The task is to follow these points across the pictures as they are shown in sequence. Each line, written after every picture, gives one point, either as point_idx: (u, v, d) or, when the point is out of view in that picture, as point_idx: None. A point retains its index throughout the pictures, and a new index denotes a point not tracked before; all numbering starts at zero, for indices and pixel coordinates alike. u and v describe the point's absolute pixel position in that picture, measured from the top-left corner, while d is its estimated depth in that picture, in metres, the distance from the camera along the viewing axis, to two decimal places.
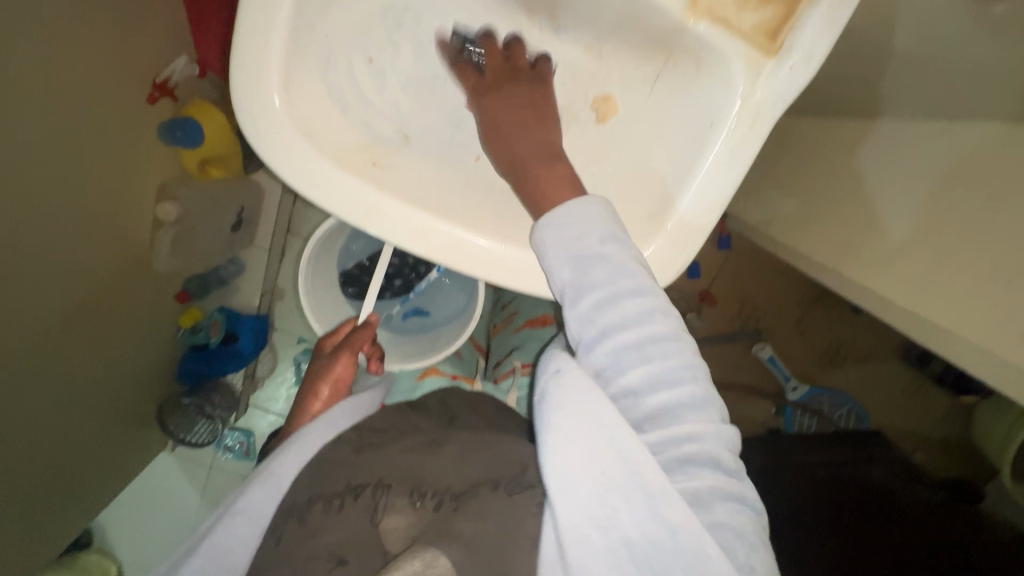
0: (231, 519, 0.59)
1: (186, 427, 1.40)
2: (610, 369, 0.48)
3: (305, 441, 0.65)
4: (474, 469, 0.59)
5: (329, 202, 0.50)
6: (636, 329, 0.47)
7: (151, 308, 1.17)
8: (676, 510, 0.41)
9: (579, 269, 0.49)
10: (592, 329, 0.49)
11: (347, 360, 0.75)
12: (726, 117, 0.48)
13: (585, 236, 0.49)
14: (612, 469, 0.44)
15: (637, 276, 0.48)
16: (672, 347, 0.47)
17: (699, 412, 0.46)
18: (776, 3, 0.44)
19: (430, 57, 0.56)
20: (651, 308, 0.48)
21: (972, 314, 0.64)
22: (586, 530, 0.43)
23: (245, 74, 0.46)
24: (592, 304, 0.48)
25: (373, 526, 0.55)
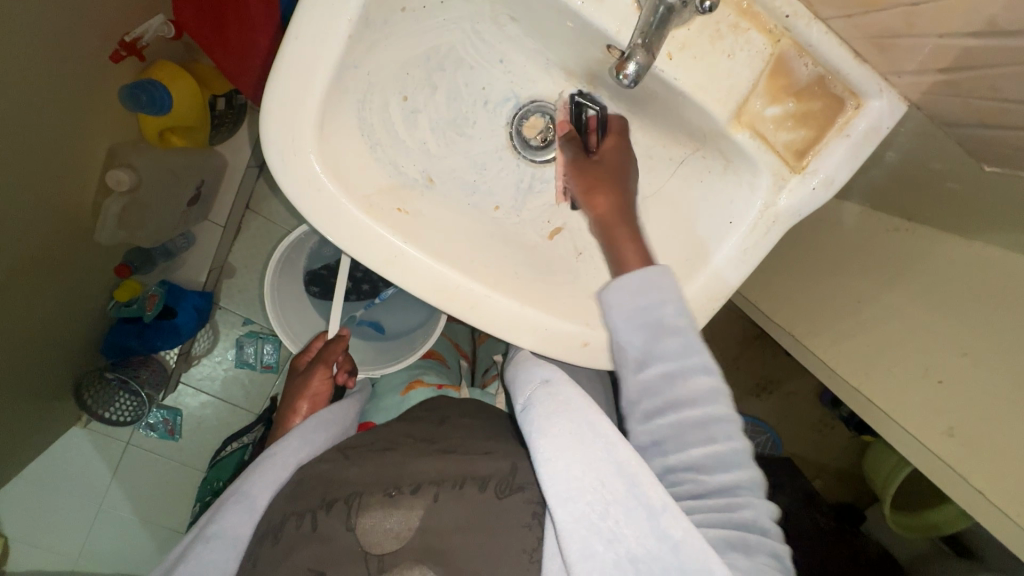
0: (204, 545, 0.55)
1: (104, 401, 1.21)
2: (669, 443, 0.48)
3: (278, 459, 0.61)
4: (458, 462, 0.56)
5: (359, 252, 0.50)
6: (701, 408, 0.47)
7: (87, 281, 1.05)
8: (677, 526, 0.42)
9: (650, 339, 0.50)
10: (656, 398, 0.49)
11: (322, 375, 0.77)
12: (745, 217, 0.50)
13: (663, 308, 0.50)
14: (613, 484, 0.46)
15: (704, 355, 0.49)
16: (730, 428, 0.47)
17: (749, 491, 0.46)
18: (810, 126, 0.47)
19: (463, 101, 0.56)
20: (716, 387, 0.48)
21: (906, 402, 0.68)
22: (592, 543, 0.44)
23: (282, 112, 0.45)
24: (659, 376, 0.49)
25: (350, 533, 0.51)
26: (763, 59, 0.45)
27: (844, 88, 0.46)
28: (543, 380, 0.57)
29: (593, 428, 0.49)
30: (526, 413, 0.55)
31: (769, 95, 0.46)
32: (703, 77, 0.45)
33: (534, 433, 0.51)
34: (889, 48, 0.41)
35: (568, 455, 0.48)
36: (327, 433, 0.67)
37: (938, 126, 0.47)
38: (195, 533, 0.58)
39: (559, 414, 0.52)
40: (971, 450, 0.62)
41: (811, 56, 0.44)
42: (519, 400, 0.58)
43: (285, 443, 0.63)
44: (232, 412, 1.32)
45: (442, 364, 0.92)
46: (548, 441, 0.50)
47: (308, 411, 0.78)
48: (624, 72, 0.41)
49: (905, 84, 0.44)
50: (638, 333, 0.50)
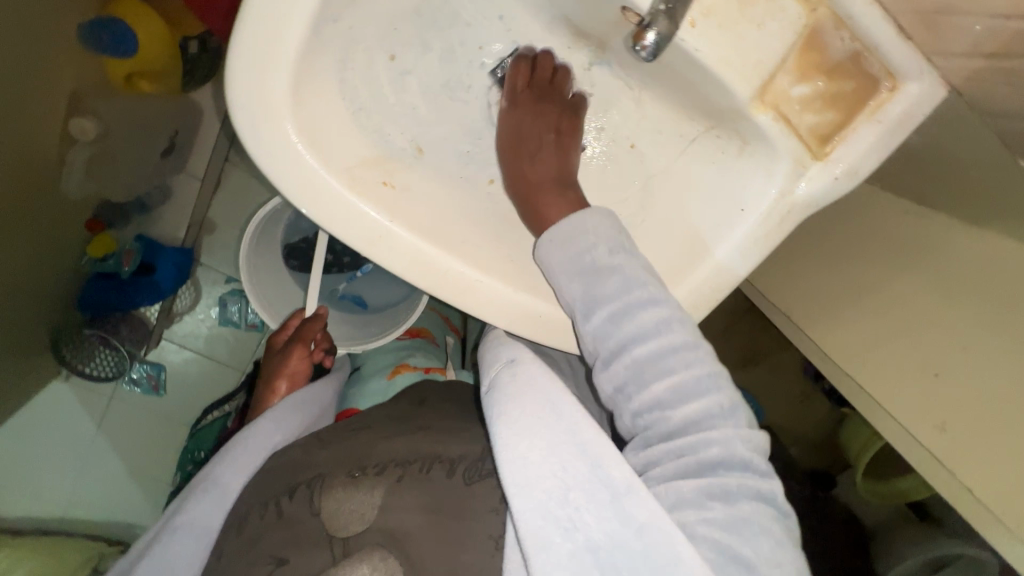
0: (171, 536, 0.54)
1: (86, 355, 1.16)
2: (630, 387, 0.45)
3: (249, 444, 0.59)
4: (429, 442, 0.55)
5: (341, 229, 0.45)
6: (657, 341, 0.44)
7: (55, 235, 0.99)
8: (643, 508, 0.38)
9: (588, 283, 0.47)
10: (607, 343, 0.46)
11: (300, 353, 0.76)
12: (757, 206, 0.47)
13: (593, 249, 0.47)
14: (574, 466, 0.41)
15: (649, 285, 0.46)
16: (694, 356, 0.44)
17: (720, 421, 0.42)
18: (838, 108, 0.43)
19: (457, 62, 0.50)
20: (666, 316, 0.45)
21: (902, 392, 0.68)
22: (549, 533, 0.40)
23: (249, 70, 0.40)
24: (606, 315, 0.46)
25: (316, 517, 0.50)
26: (796, 30, 0.40)
27: (881, 67, 0.41)
28: (508, 360, 0.53)
29: (556, 408, 0.45)
30: (489, 395, 0.50)
31: (799, 72, 0.42)
32: (728, 52, 0.40)
33: (495, 418, 0.46)
34: (938, 27, 0.37)
35: (524, 437, 0.43)
36: (302, 416, 0.65)
37: (976, 112, 0.43)
38: (163, 522, 0.57)
39: (524, 398, 0.47)
40: (955, 445, 0.63)
41: (850, 28, 0.39)
42: (484, 381, 0.53)
43: (258, 428, 0.61)
44: (216, 370, 1.27)
45: (430, 343, 0.89)
46: (507, 423, 0.45)
47: (287, 389, 0.77)
48: (642, 44, 0.39)
49: (950, 68, 0.39)
50: (578, 279, 0.47)
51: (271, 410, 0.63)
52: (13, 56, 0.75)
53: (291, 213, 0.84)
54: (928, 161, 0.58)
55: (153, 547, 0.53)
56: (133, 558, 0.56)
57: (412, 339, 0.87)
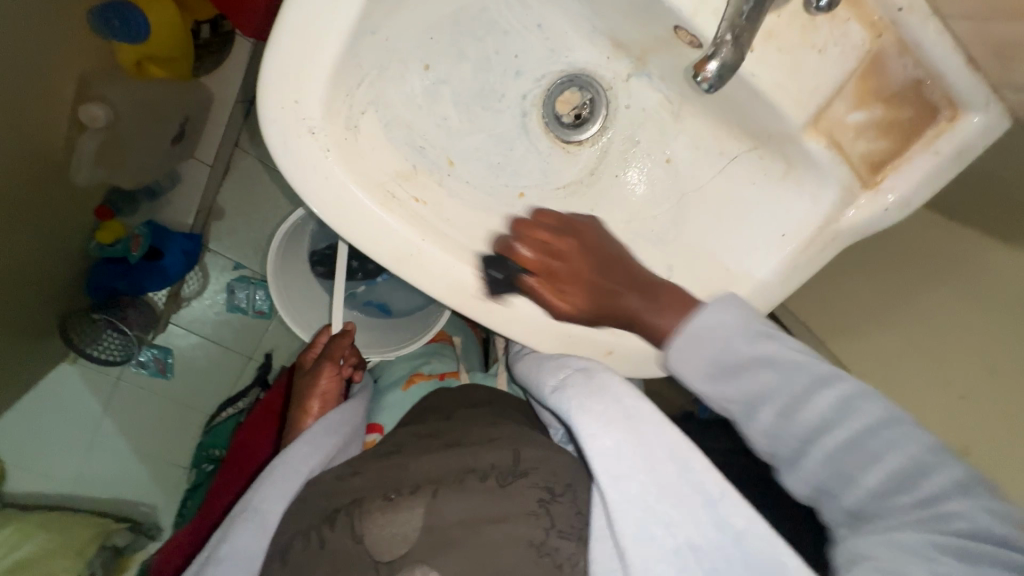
0: (214, 570, 0.52)
1: (93, 339, 1.14)
2: (800, 457, 0.36)
3: (286, 470, 0.57)
4: (460, 457, 0.54)
5: (371, 249, 0.43)
6: (843, 427, 0.34)
7: (62, 221, 0.97)
8: (739, 515, 0.36)
9: (726, 373, 0.39)
10: (789, 440, 0.36)
11: (330, 372, 0.73)
12: (797, 232, 0.45)
13: (729, 339, 0.39)
14: (671, 481, 0.39)
15: (814, 365, 0.37)
16: (898, 432, 0.34)
17: (947, 477, 0.32)
18: (893, 137, 0.41)
19: (492, 71, 0.48)
20: (856, 395, 0.35)
21: (932, 417, 0.65)
22: (652, 527, 0.39)
23: (281, 79, 0.38)
24: (777, 409, 0.37)
25: (359, 545, 0.48)
26: (857, 56, 0.38)
27: (942, 95, 0.39)
28: (579, 368, 0.47)
29: (636, 418, 0.43)
30: (559, 396, 0.46)
31: (855, 98, 0.40)
32: (787, 78, 0.38)
33: (572, 413, 0.44)
34: (1010, 60, 0.35)
35: (612, 433, 0.42)
36: (337, 435, 0.62)
37: None
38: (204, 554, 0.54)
39: (598, 398, 0.44)
40: (975, 468, 0.61)
41: (915, 56, 0.37)
42: (546, 383, 0.48)
43: (294, 449, 0.59)
44: (222, 355, 1.26)
45: (448, 346, 0.88)
46: (590, 417, 0.43)
47: (320, 410, 0.72)
48: (704, 74, 0.35)
49: (1017, 101, 0.37)
50: (709, 372, 0.39)
51: (305, 432, 0.61)
52: (22, 40, 0.72)
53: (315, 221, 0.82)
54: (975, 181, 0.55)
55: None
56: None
57: (428, 344, 0.87)
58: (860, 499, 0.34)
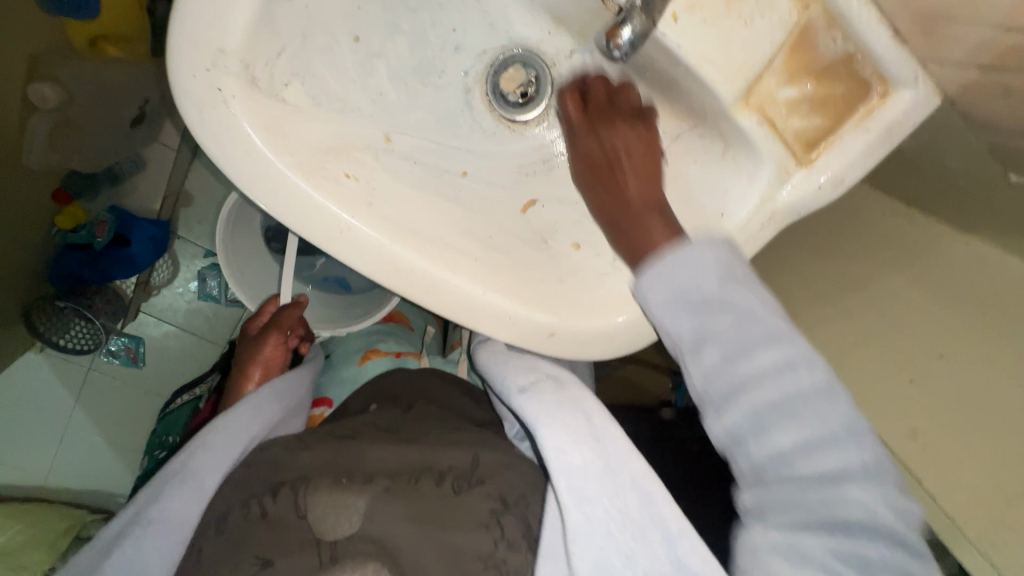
0: (142, 529, 0.50)
1: (60, 327, 1.11)
2: (745, 434, 0.39)
3: (226, 432, 0.57)
4: (415, 451, 0.55)
5: (296, 224, 0.42)
6: (778, 384, 0.38)
7: (17, 207, 0.94)
8: (695, 557, 0.39)
9: (699, 317, 0.41)
10: (719, 383, 0.40)
11: (276, 340, 0.73)
12: (737, 211, 0.45)
13: (701, 283, 0.41)
14: (631, 508, 0.42)
15: (769, 324, 0.40)
16: (825, 402, 0.38)
17: (865, 480, 0.36)
18: (826, 113, 0.40)
19: (429, 46, 0.48)
20: (794, 367, 0.38)
21: (884, 401, 0.65)
22: (609, 560, 0.42)
23: (189, 46, 0.36)
24: (717, 360, 0.40)
25: (302, 521, 0.49)
26: (785, 29, 0.37)
27: (873, 69, 0.38)
28: (550, 375, 0.52)
29: (606, 441, 0.45)
30: (523, 399, 0.48)
31: (786, 74, 0.39)
32: (717, 52, 0.38)
33: (536, 422, 0.46)
34: (936, 31, 0.34)
35: (582, 449, 0.45)
36: (281, 406, 0.63)
37: (970, 122, 0.41)
38: (128, 513, 0.53)
39: (561, 409, 0.47)
40: (928, 453, 0.60)
41: (843, 29, 0.37)
42: (509, 383, 0.51)
43: (236, 414, 0.59)
44: (196, 344, 1.24)
45: (406, 328, 0.87)
46: (552, 437, 0.45)
47: (261, 378, 0.73)
48: (617, 42, 0.36)
49: (945, 74, 0.37)
50: (685, 314, 0.42)
51: (250, 398, 0.60)
52: None
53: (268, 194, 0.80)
54: (921, 165, 0.55)
55: (121, 544, 0.49)
56: (96, 555, 0.50)
57: (385, 323, 0.86)
58: (773, 475, 0.38)
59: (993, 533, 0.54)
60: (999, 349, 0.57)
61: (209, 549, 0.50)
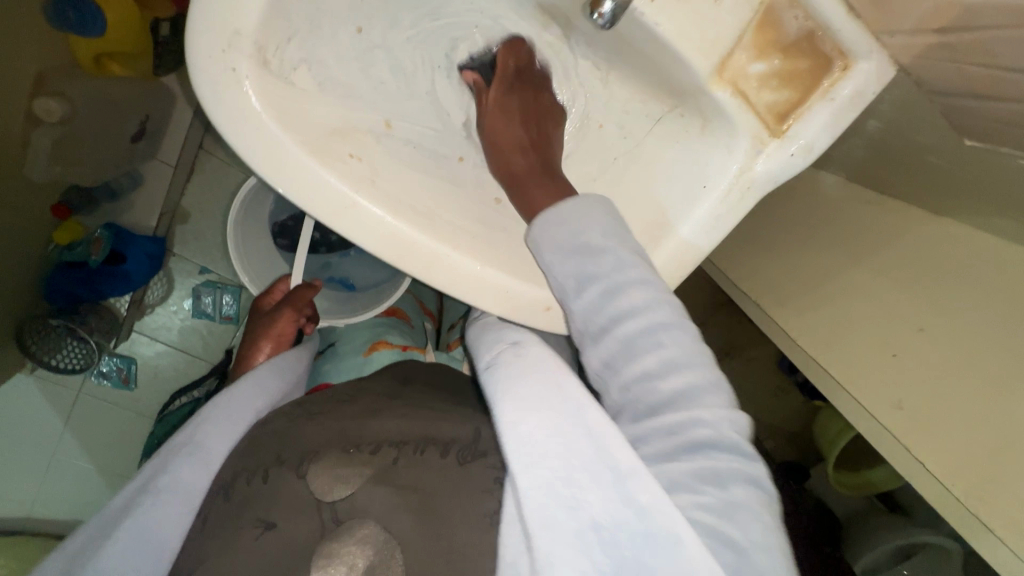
0: (155, 497, 0.50)
1: (53, 347, 1.09)
2: (618, 360, 0.44)
3: (231, 410, 0.57)
4: (420, 424, 0.56)
5: (305, 200, 0.44)
6: (641, 317, 0.43)
7: (18, 221, 0.94)
8: (647, 491, 0.37)
9: (578, 262, 0.46)
10: (596, 321, 0.45)
11: (288, 319, 0.73)
12: (717, 182, 0.48)
13: (587, 231, 0.46)
14: (577, 445, 0.40)
15: (639, 267, 0.45)
16: (676, 329, 0.43)
17: (710, 400, 0.41)
18: (794, 87, 0.44)
19: (427, 41, 0.51)
20: (655, 296, 0.44)
21: (869, 359, 0.67)
22: (556, 513, 0.38)
23: (205, 31, 0.39)
24: (596, 297, 0.45)
25: (301, 481, 0.49)
26: (751, 8, 0.41)
27: (833, 45, 0.42)
28: (512, 342, 0.53)
29: (563, 389, 0.44)
30: (488, 373, 0.51)
31: (755, 50, 0.43)
32: (689, 28, 0.41)
33: (499, 393, 0.46)
34: (885, 3, 0.38)
35: (534, 417, 0.43)
36: (283, 381, 0.65)
37: (929, 94, 0.45)
38: (136, 489, 0.52)
39: (524, 375, 0.47)
40: (915, 420, 0.61)
41: (803, 7, 0.41)
42: (483, 358, 0.54)
43: (241, 390, 0.60)
44: (190, 363, 1.24)
45: (405, 324, 0.87)
46: (513, 402, 0.44)
47: (271, 351, 0.74)
48: (600, 11, 0.39)
49: (897, 46, 0.41)
50: (568, 258, 0.46)
51: (251, 373, 0.62)
52: None
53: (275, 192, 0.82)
54: (890, 148, 0.59)
55: (133, 511, 0.49)
56: (71, 555, 0.47)
57: (388, 317, 0.86)
58: (643, 400, 0.43)
59: (984, 488, 0.55)
60: (975, 323, 0.60)
61: (218, 511, 0.50)
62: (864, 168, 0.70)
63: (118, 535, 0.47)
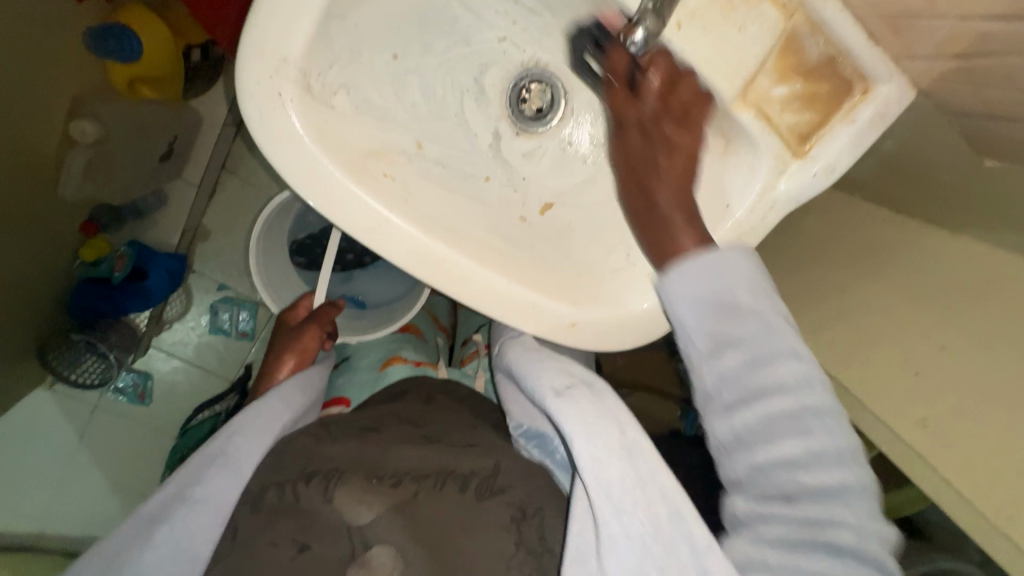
0: (187, 510, 0.50)
1: (71, 361, 1.10)
2: (755, 437, 0.42)
3: (258, 422, 0.58)
4: (442, 454, 0.56)
5: (340, 218, 0.46)
6: (792, 397, 0.41)
7: (49, 236, 0.97)
8: (722, 569, 0.40)
9: (716, 325, 0.44)
10: (733, 388, 0.43)
11: (316, 333, 0.75)
12: (741, 201, 0.49)
13: (734, 292, 0.44)
14: (658, 507, 0.44)
15: (796, 347, 0.43)
16: (831, 422, 0.41)
17: (855, 503, 0.39)
18: (815, 110, 0.45)
19: (456, 65, 0.53)
20: (808, 375, 0.42)
21: (897, 381, 0.67)
22: (649, 568, 0.43)
23: (255, 56, 0.41)
24: (740, 364, 0.43)
25: (329, 506, 0.49)
26: (774, 34, 0.43)
27: (853, 70, 0.44)
28: (583, 381, 0.54)
29: (639, 450, 0.47)
30: (560, 400, 0.51)
31: (777, 74, 0.44)
32: (712, 51, 0.43)
33: (570, 432, 0.48)
34: (902, 29, 0.40)
35: (616, 463, 0.46)
36: (306, 396, 0.65)
37: (949, 115, 0.46)
38: (168, 492, 0.52)
39: (597, 416, 0.49)
40: (942, 439, 0.61)
41: (823, 34, 0.42)
42: (544, 384, 0.54)
43: (265, 405, 0.60)
44: (205, 379, 1.24)
45: (418, 339, 0.88)
46: (587, 439, 0.47)
47: (293, 366, 0.74)
48: (631, 38, 0.42)
49: (915, 70, 0.43)
50: (701, 315, 0.44)
51: (279, 390, 0.63)
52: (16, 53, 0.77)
53: (297, 210, 0.84)
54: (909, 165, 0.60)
55: (166, 520, 0.49)
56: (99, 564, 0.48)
57: (403, 333, 0.87)
58: (773, 485, 0.41)
59: (1009, 510, 0.54)
60: (977, 334, 0.61)
61: (247, 522, 0.50)
62: (881, 186, 0.71)
63: (152, 543, 0.48)
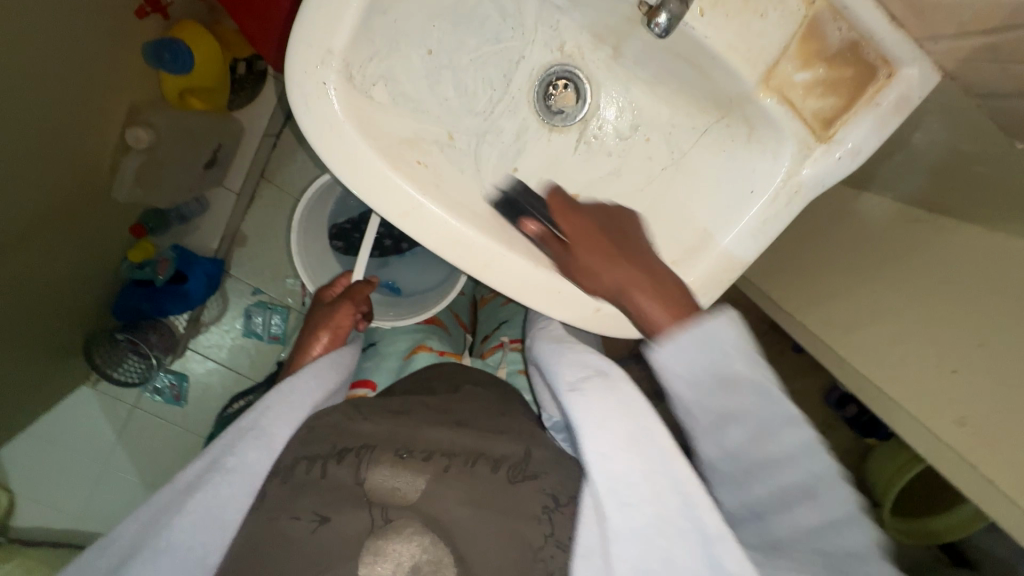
0: (222, 476, 0.52)
1: (115, 360, 1.16)
2: (748, 480, 0.45)
3: (295, 399, 0.60)
4: (470, 437, 0.57)
5: (376, 202, 0.48)
6: (779, 449, 0.43)
7: (101, 237, 1.03)
8: (734, 558, 0.42)
9: (713, 392, 0.45)
10: (726, 444, 0.45)
11: (348, 310, 0.75)
12: (766, 186, 0.50)
13: (722, 362, 0.44)
14: (668, 497, 0.46)
15: (776, 400, 0.44)
16: (807, 456, 0.43)
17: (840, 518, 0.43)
18: (839, 94, 0.46)
19: (488, 62, 0.56)
20: (793, 424, 0.43)
21: (936, 380, 0.65)
22: (649, 559, 0.46)
23: (304, 48, 0.45)
24: (734, 429, 0.44)
25: (359, 484, 0.51)
26: (796, 20, 0.44)
27: (877, 55, 0.44)
28: (599, 370, 0.54)
29: (650, 437, 0.48)
30: (574, 395, 0.52)
31: (801, 59, 0.45)
32: (736, 38, 0.45)
33: (579, 423, 0.50)
34: (925, 10, 0.41)
35: (623, 457, 0.48)
36: (337, 373, 0.67)
37: (978, 95, 0.46)
38: (203, 461, 0.54)
39: (611, 407, 0.50)
40: (984, 442, 0.59)
41: (845, 19, 0.43)
42: (564, 377, 0.55)
43: (302, 382, 0.62)
44: (238, 381, 1.29)
45: (443, 331, 0.91)
46: (597, 438, 0.49)
47: (327, 342, 0.75)
48: (656, 21, 0.44)
49: (941, 50, 0.43)
50: (695, 386, 0.45)
51: (313, 364, 0.65)
52: (81, 60, 0.83)
53: (336, 195, 0.89)
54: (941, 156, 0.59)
55: (199, 488, 0.52)
56: (142, 523, 0.50)
57: (428, 324, 0.89)
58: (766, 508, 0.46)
59: None
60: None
61: (275, 490, 0.52)
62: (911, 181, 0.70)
63: (189, 506, 0.50)
